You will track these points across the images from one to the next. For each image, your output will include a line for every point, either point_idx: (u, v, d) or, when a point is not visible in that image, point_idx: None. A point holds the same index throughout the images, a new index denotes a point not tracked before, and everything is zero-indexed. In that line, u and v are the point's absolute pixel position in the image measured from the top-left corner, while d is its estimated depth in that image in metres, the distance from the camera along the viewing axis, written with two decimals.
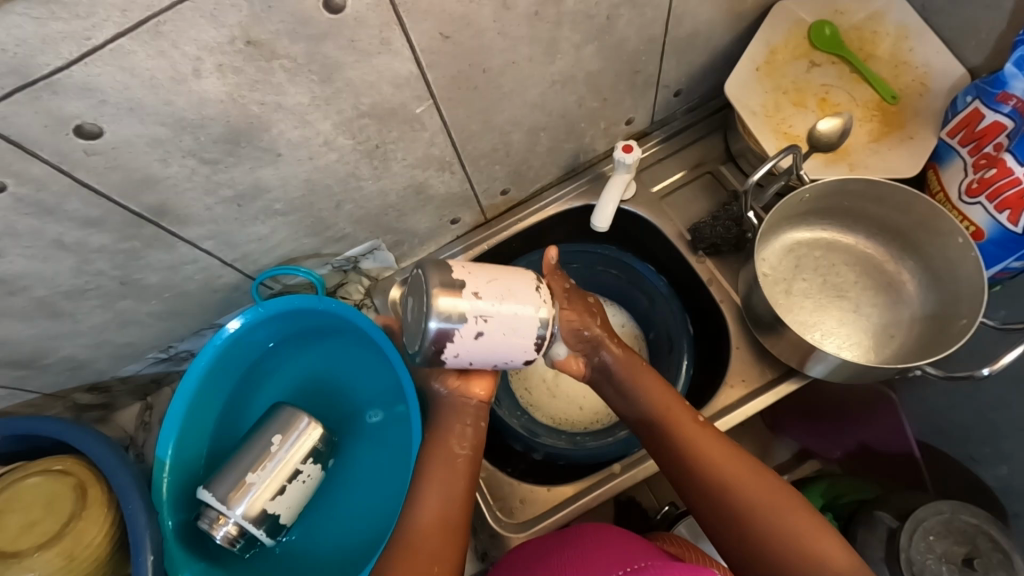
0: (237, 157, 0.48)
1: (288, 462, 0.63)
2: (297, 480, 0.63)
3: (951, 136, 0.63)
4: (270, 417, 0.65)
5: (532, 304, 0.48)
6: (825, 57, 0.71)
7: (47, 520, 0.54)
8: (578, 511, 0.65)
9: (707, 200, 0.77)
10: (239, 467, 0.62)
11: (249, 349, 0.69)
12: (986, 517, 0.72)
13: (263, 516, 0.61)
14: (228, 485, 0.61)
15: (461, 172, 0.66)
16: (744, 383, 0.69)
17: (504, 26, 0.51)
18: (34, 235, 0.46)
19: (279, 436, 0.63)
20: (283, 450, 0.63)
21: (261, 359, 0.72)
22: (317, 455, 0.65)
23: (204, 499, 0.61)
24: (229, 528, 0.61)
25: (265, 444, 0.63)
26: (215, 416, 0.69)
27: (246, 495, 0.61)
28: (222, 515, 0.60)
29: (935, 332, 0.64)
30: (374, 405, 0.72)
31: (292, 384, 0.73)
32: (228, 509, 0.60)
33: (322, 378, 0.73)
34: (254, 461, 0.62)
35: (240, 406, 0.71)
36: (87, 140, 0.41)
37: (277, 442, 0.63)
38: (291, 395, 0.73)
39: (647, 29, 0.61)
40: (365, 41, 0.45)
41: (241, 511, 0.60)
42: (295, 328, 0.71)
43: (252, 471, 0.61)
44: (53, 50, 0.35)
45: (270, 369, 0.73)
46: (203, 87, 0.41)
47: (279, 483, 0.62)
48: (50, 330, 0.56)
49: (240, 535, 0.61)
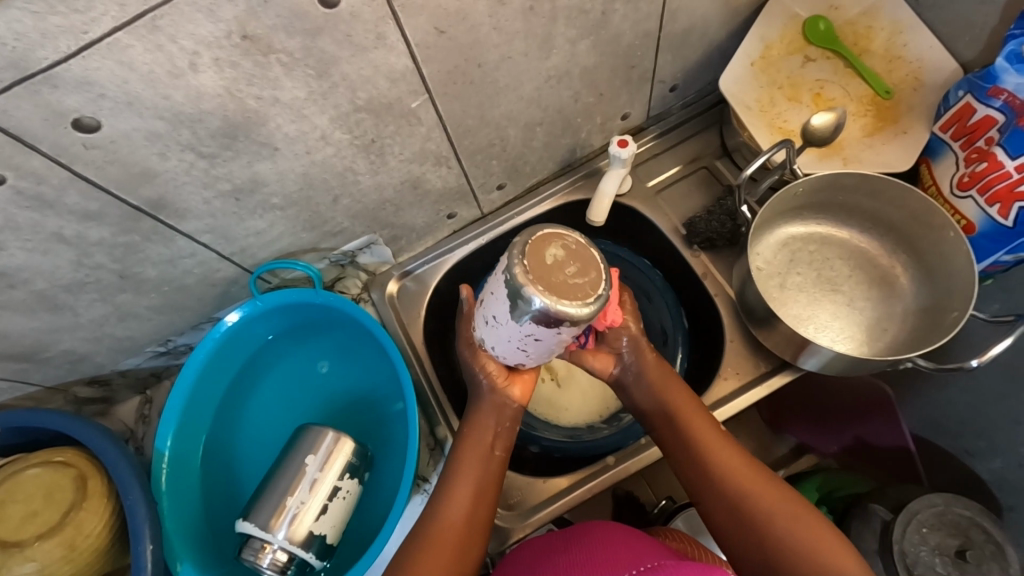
0: (234, 152, 0.49)
1: (323, 482, 0.62)
2: (337, 498, 0.63)
3: (944, 131, 0.63)
4: (301, 435, 0.65)
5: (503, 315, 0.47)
6: (819, 52, 0.71)
7: (47, 510, 0.54)
8: (570, 503, 0.66)
9: (702, 194, 0.78)
10: (279, 491, 0.62)
11: (248, 342, 0.71)
12: (979, 509, 0.73)
13: (309, 539, 0.61)
14: (268, 512, 0.61)
15: (458, 167, 0.66)
16: (738, 375, 0.69)
17: (499, 20, 0.51)
18: (34, 228, 0.46)
19: (313, 456, 0.63)
20: (316, 469, 0.62)
21: (260, 353, 0.73)
22: (353, 470, 0.65)
23: (246, 530, 0.60)
24: (275, 556, 0.60)
25: (299, 464, 0.63)
26: (214, 407, 0.70)
27: (287, 518, 0.60)
28: (267, 543, 0.60)
29: (928, 325, 0.65)
30: (341, 369, 0.74)
31: (286, 378, 0.73)
32: (271, 535, 0.60)
33: (312, 371, 0.74)
34: (292, 483, 0.62)
35: (239, 398, 0.72)
36: (86, 133, 0.41)
37: (311, 462, 0.63)
38: (280, 378, 0.73)
39: (643, 25, 0.61)
40: (361, 36, 0.45)
41: (285, 535, 0.60)
42: (289, 321, 0.72)
43: (291, 495, 0.61)
44: (53, 45, 0.36)
45: (270, 362, 0.73)
46: (201, 81, 0.42)
47: (320, 503, 0.62)
48: (51, 323, 0.57)
49: (288, 563, 0.60)
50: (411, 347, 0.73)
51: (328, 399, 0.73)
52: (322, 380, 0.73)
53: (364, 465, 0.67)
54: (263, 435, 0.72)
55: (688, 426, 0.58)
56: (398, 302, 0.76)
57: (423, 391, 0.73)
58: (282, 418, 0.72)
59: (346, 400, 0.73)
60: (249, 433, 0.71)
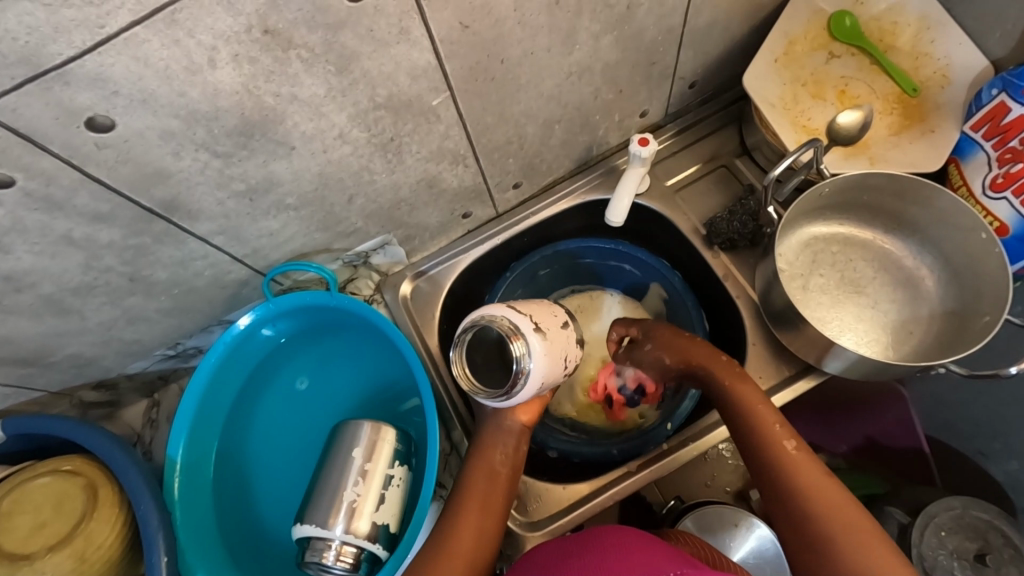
0: (250, 150, 0.47)
1: (376, 471, 0.61)
2: (392, 486, 0.62)
3: (975, 130, 0.62)
4: (344, 428, 0.64)
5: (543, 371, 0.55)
6: (844, 49, 0.70)
7: (57, 521, 0.52)
8: (592, 509, 0.64)
9: (722, 193, 0.76)
10: (331, 488, 0.61)
11: (255, 350, 0.69)
12: (999, 512, 0.72)
13: (374, 530, 0.59)
14: (326, 509, 0.60)
15: (474, 165, 0.64)
16: (760, 379, 0.68)
17: (524, 15, 0.49)
18: (42, 231, 0.44)
19: (359, 449, 0.62)
20: (367, 462, 0.61)
21: (257, 368, 0.70)
22: (402, 457, 0.64)
23: (306, 532, 0.59)
24: (340, 551, 0.58)
25: (348, 457, 0.62)
26: (221, 421, 0.68)
27: (345, 513, 0.59)
28: (327, 540, 0.59)
29: (957, 330, 0.64)
30: (336, 382, 0.72)
31: (283, 393, 0.71)
32: (329, 532, 0.59)
33: (308, 384, 0.71)
34: (342, 479, 0.61)
35: (244, 414, 0.70)
36: (98, 132, 0.40)
37: (357, 455, 0.62)
38: (276, 391, 0.71)
39: (667, 19, 0.60)
40: (384, 30, 0.44)
41: (343, 529, 0.59)
42: (280, 335, 0.70)
43: (344, 489, 0.60)
44: (66, 39, 0.34)
45: (272, 372, 0.71)
46: (218, 77, 0.40)
47: (376, 493, 0.60)
48: (58, 327, 0.55)
49: (358, 559, 0.59)
50: (425, 350, 0.72)
51: (332, 409, 0.71)
52: (322, 391, 0.72)
53: (412, 451, 0.66)
54: (273, 449, 0.70)
55: (750, 416, 0.57)
56: (411, 303, 0.74)
57: (439, 397, 0.71)
58: (291, 432, 0.70)
59: (353, 410, 0.71)
60: (259, 448, 0.70)
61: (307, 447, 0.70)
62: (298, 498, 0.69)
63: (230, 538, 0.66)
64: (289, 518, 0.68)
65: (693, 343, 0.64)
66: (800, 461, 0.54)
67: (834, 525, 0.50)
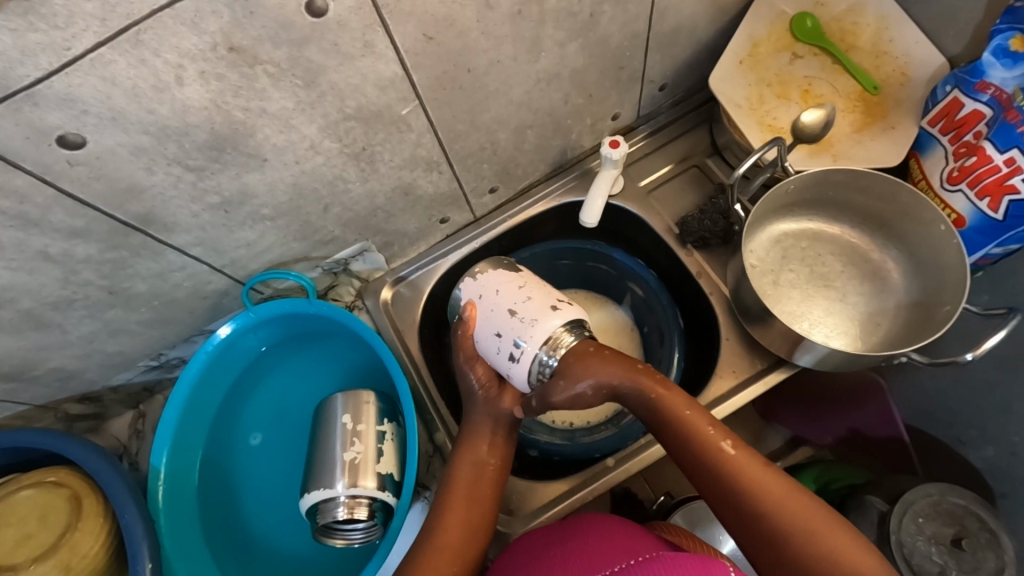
0: (223, 163, 0.48)
1: (369, 429, 0.63)
2: (386, 440, 0.63)
3: (932, 125, 0.64)
4: (325, 406, 0.66)
5: (495, 339, 0.56)
6: (807, 49, 0.71)
7: (41, 533, 0.53)
8: (572, 505, 0.65)
9: (694, 193, 0.78)
10: (330, 456, 0.61)
11: (228, 369, 0.70)
12: (974, 497, 0.72)
13: (381, 480, 0.61)
14: (326, 475, 0.60)
15: (449, 172, 0.66)
16: (735, 374, 0.69)
17: (487, 25, 0.51)
18: (19, 247, 0.45)
19: (347, 415, 0.64)
20: (359, 424, 0.63)
21: (231, 388, 0.71)
22: (389, 415, 0.66)
23: (308, 503, 0.60)
24: (348, 509, 0.59)
25: (338, 425, 0.63)
26: (203, 439, 0.69)
27: (348, 471, 0.60)
28: (332, 498, 0.59)
29: (921, 319, 0.66)
30: (307, 404, 0.73)
31: (261, 418, 0.72)
32: (333, 490, 0.59)
33: (281, 406, 0.73)
34: (338, 442, 0.62)
35: (223, 435, 0.71)
36: (71, 150, 0.41)
37: (347, 420, 0.63)
38: (250, 416, 0.72)
39: (631, 25, 0.61)
40: (349, 44, 0.45)
41: (346, 484, 0.59)
42: (242, 362, 0.71)
43: (344, 449, 0.61)
44: (33, 62, 0.35)
45: (246, 393, 0.72)
46: (186, 94, 0.41)
47: (374, 447, 0.62)
48: (38, 342, 0.56)
49: (370, 514, 0.60)
50: (405, 351, 0.73)
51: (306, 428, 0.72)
52: (295, 411, 0.73)
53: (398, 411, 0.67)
54: (255, 470, 0.71)
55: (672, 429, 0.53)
56: (392, 308, 0.75)
57: (420, 398, 0.72)
58: (271, 452, 0.71)
59: None
60: (242, 466, 0.71)
61: (288, 461, 0.71)
62: (286, 506, 0.70)
63: (219, 548, 0.67)
64: (278, 526, 0.69)
65: (599, 358, 0.53)
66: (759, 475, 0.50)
67: (797, 536, 0.47)
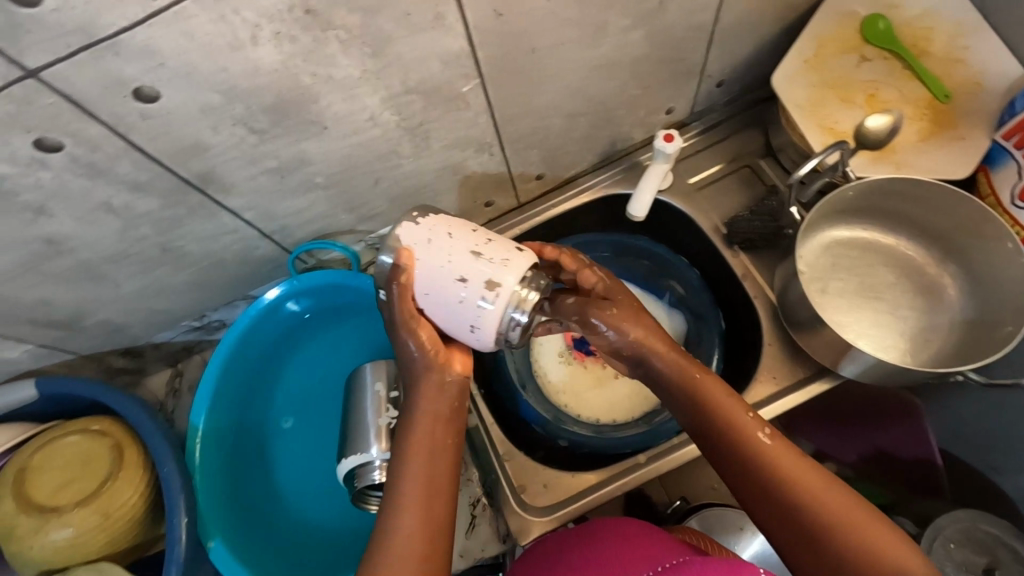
0: (284, 128, 0.48)
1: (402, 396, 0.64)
2: None
3: (1006, 139, 0.61)
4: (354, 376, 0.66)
5: (457, 287, 0.45)
6: (876, 52, 0.69)
7: (83, 479, 0.54)
8: (601, 498, 0.64)
9: (743, 194, 0.76)
10: (365, 421, 0.61)
11: (265, 338, 0.70)
12: (1010, 527, 0.70)
13: None
14: (359, 439, 0.61)
15: (499, 155, 0.65)
16: (774, 380, 0.68)
17: (555, 6, 0.50)
18: (84, 197, 0.46)
19: (380, 381, 0.64)
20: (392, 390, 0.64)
21: (267, 358, 0.72)
22: None
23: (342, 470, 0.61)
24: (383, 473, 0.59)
25: (371, 393, 0.63)
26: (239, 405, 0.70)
27: (382, 436, 0.60)
28: (366, 462, 0.60)
29: (976, 337, 0.63)
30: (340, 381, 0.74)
31: (293, 391, 0.73)
32: (368, 454, 0.60)
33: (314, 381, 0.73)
34: (372, 407, 0.62)
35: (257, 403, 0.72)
36: (144, 103, 0.41)
37: (380, 387, 0.64)
38: (285, 388, 0.73)
39: (697, 16, 0.60)
40: (419, 15, 0.44)
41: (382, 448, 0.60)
42: (278, 332, 0.71)
43: (378, 415, 0.61)
44: (120, 11, 0.35)
45: (280, 366, 0.73)
46: (259, 55, 0.41)
47: None
48: (91, 293, 0.57)
49: None
50: None
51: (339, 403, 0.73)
52: (328, 385, 0.73)
53: None
54: (286, 439, 0.72)
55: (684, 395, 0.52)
56: None
57: None
58: (301, 425, 0.72)
59: None
60: (273, 435, 0.72)
61: (319, 436, 0.72)
62: (314, 477, 0.70)
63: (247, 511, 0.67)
64: (306, 495, 0.70)
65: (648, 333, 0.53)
66: (793, 464, 0.47)
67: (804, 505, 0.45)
